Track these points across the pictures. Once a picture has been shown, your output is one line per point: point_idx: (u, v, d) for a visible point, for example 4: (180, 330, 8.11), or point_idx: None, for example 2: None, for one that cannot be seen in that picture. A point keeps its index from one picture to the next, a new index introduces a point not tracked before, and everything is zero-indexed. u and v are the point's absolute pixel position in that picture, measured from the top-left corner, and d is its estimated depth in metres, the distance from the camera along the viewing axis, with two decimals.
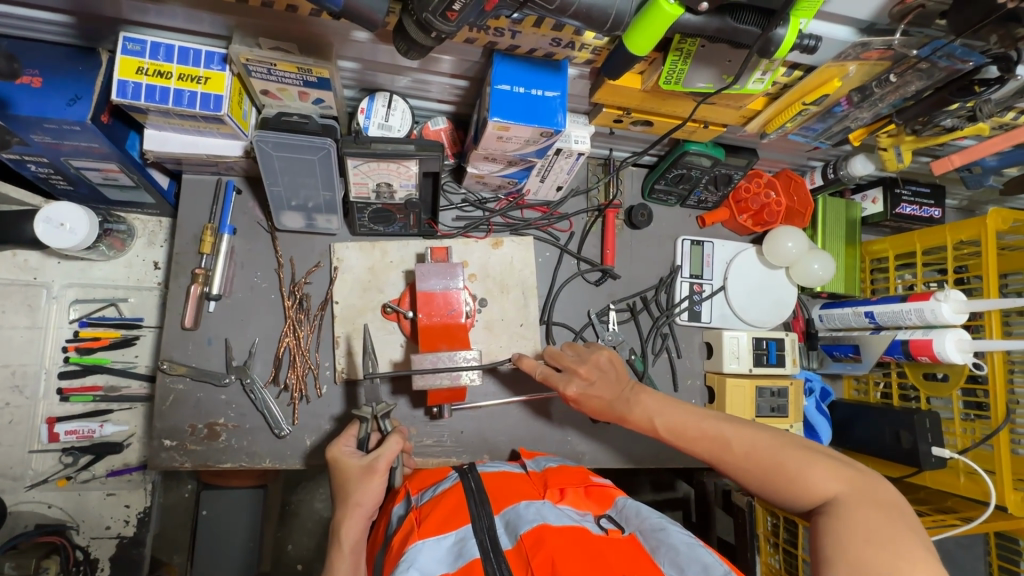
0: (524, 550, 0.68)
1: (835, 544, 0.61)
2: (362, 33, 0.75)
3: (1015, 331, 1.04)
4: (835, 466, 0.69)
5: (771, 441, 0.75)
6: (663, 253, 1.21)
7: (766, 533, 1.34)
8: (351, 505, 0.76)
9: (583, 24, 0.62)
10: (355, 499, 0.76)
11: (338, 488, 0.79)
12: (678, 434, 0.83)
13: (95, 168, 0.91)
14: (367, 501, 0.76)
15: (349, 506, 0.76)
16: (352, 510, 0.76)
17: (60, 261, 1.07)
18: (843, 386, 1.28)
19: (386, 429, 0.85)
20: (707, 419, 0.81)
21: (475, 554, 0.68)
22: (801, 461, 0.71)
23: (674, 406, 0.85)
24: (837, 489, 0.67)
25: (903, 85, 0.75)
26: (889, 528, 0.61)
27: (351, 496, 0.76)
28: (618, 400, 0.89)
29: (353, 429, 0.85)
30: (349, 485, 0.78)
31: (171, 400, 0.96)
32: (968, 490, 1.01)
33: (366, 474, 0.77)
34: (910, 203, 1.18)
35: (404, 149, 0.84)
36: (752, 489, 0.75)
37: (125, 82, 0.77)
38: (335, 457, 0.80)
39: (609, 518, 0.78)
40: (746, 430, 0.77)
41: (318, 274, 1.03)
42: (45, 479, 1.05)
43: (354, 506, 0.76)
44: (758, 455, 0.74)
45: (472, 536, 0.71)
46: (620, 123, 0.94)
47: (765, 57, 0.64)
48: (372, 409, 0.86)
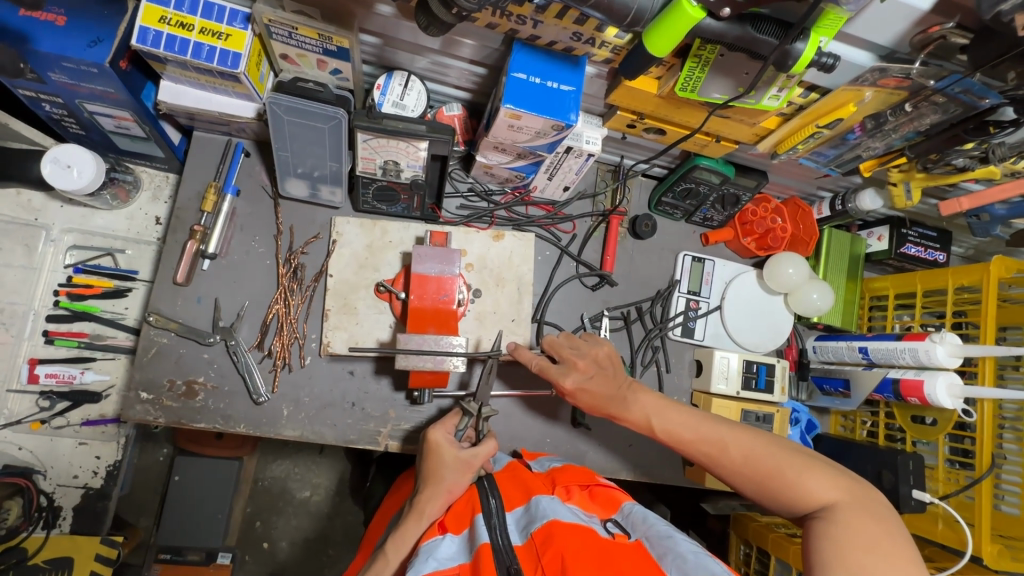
0: (535, 547, 0.70)
1: (835, 551, 0.63)
2: (386, 7, 0.76)
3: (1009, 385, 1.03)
4: (833, 474, 0.70)
5: (770, 444, 0.75)
6: (663, 267, 1.21)
7: (738, 561, 1.33)
8: (442, 489, 0.83)
9: (603, 16, 0.62)
10: (447, 485, 0.83)
11: (427, 469, 0.86)
12: (673, 438, 0.82)
13: (108, 114, 0.92)
14: (457, 489, 0.84)
15: (439, 490, 0.82)
16: (439, 494, 0.82)
17: (62, 206, 1.07)
18: (830, 421, 1.27)
19: (482, 431, 0.93)
20: (703, 421, 0.81)
21: (484, 539, 0.72)
22: (801, 466, 0.71)
23: (672, 409, 0.84)
24: (835, 496, 0.68)
25: (918, 117, 0.75)
26: (887, 538, 0.62)
27: (445, 481, 0.83)
28: (616, 398, 0.88)
29: (453, 420, 0.93)
30: (442, 471, 0.85)
31: (153, 353, 0.95)
32: (945, 537, 0.99)
33: (462, 466, 0.85)
34: (915, 244, 1.18)
35: (415, 129, 0.85)
36: (747, 490, 0.75)
37: (146, 29, 0.77)
38: (436, 441, 0.88)
39: (615, 523, 0.79)
40: (743, 433, 0.77)
41: (315, 245, 1.03)
42: (18, 421, 1.03)
43: (439, 486, 0.83)
44: (756, 459, 0.74)
45: (485, 526, 0.74)
46: (633, 129, 0.95)
47: (781, 70, 0.64)
48: (477, 407, 0.94)
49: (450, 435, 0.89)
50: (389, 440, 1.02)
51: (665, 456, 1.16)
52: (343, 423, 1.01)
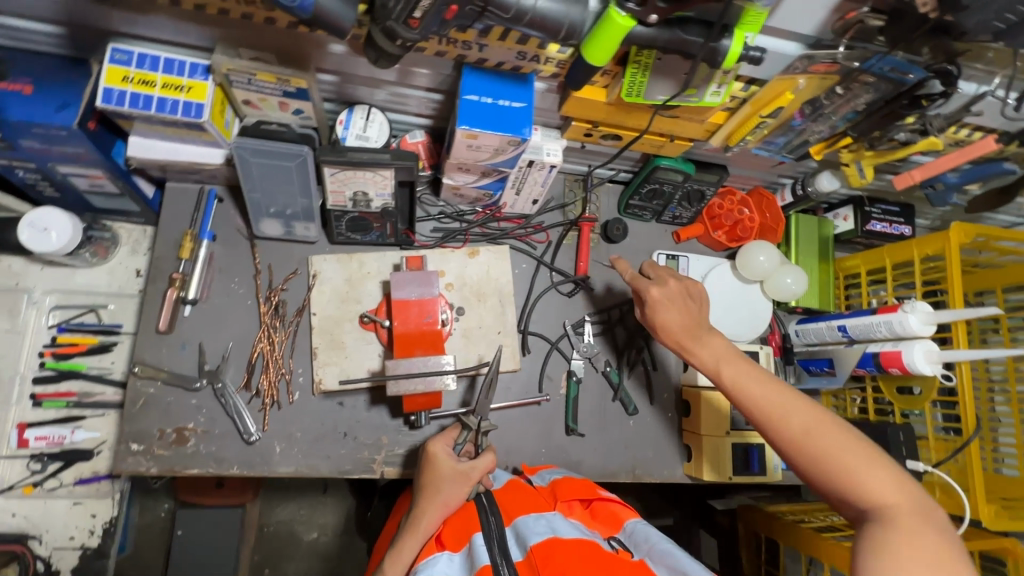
0: (533, 561, 0.70)
1: (887, 563, 0.60)
2: (338, 45, 0.79)
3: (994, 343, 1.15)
4: (888, 464, 0.67)
5: (835, 428, 0.70)
6: (639, 267, 1.23)
7: (749, 555, 1.31)
8: (439, 503, 0.83)
9: (539, 33, 0.64)
10: (444, 498, 0.84)
11: (424, 479, 0.87)
12: (735, 386, 0.80)
13: (81, 174, 0.95)
14: (453, 503, 0.84)
15: (436, 503, 0.83)
16: (434, 507, 0.83)
17: (42, 267, 1.09)
18: (822, 403, 1.27)
19: (480, 445, 0.94)
20: (768, 386, 0.77)
21: (483, 560, 0.71)
22: (861, 459, 0.67)
23: (738, 363, 0.81)
24: (893, 498, 0.65)
25: (852, 98, 0.79)
26: (943, 554, 0.59)
27: (442, 493, 0.84)
28: (684, 334, 0.88)
29: (453, 433, 0.94)
30: (440, 484, 0.85)
31: (141, 403, 0.95)
32: (944, 504, 0.99)
33: (459, 478, 0.86)
34: (880, 220, 1.21)
35: (380, 158, 0.89)
36: (796, 465, 0.73)
37: (110, 89, 0.80)
38: (433, 453, 0.89)
39: (616, 541, 0.81)
40: (805, 409, 0.73)
41: (295, 281, 1.05)
42: (10, 486, 1.03)
43: (437, 497, 0.84)
44: (816, 436, 0.70)
45: (483, 543, 0.75)
46: (590, 137, 0.98)
47: (713, 66, 0.68)
48: (476, 422, 0.94)
49: (451, 446, 0.90)
50: (384, 467, 1.02)
51: (662, 455, 1.16)
52: (337, 455, 1.01)
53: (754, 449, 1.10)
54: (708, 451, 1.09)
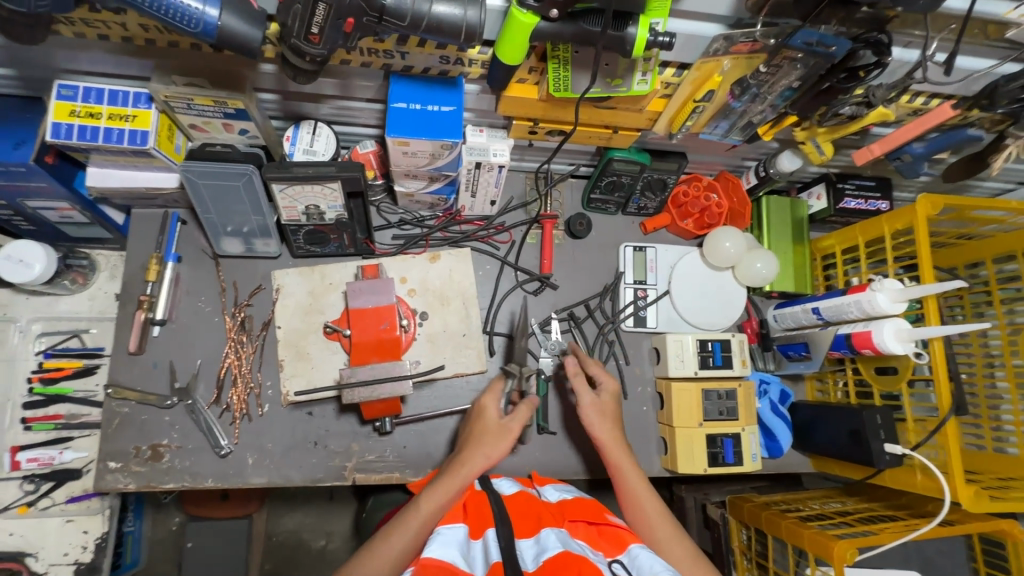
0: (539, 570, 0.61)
1: None
2: (268, 65, 0.81)
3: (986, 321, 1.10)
4: None
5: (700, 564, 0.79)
6: (607, 261, 1.22)
7: (740, 547, 1.28)
8: (482, 453, 0.83)
9: (439, 39, 0.64)
10: (488, 449, 0.84)
11: (472, 436, 0.87)
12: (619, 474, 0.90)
13: (49, 207, 0.99)
14: (496, 455, 0.84)
15: (480, 452, 0.83)
16: (480, 453, 0.83)
17: (27, 297, 1.14)
18: (806, 388, 1.23)
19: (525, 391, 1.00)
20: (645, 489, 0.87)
21: (496, 560, 0.64)
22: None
23: (628, 460, 0.92)
24: None
25: (782, 76, 0.76)
26: None
27: (487, 445, 0.84)
28: (593, 412, 0.97)
29: (498, 384, 0.96)
30: (485, 436, 0.86)
31: (116, 423, 0.99)
32: (925, 487, 0.95)
33: (500, 433, 0.87)
34: (855, 197, 1.17)
35: (324, 171, 0.90)
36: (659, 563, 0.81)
37: (59, 124, 0.84)
38: (482, 405, 0.91)
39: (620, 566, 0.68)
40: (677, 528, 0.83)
41: (260, 296, 1.07)
42: (6, 507, 1.07)
43: (489, 452, 0.84)
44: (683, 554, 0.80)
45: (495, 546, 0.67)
46: (536, 135, 0.98)
47: (624, 55, 0.67)
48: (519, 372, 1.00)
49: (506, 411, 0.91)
50: (355, 474, 1.03)
51: (638, 449, 1.15)
52: (308, 465, 1.03)
53: (729, 440, 1.07)
54: (681, 444, 1.08)
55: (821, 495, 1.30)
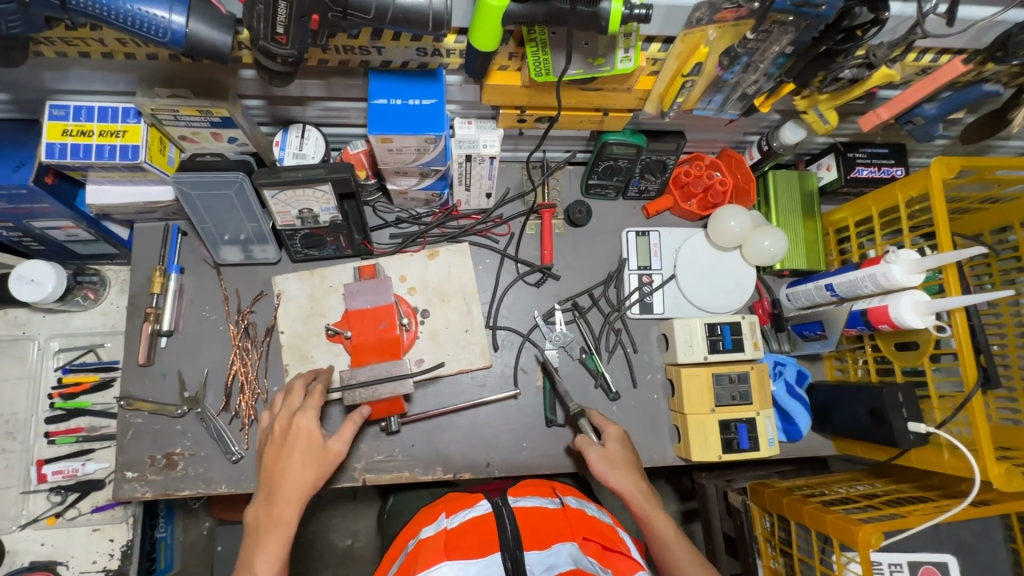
0: None
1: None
2: (248, 70, 0.81)
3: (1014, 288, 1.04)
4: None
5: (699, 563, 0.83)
6: (609, 248, 1.20)
7: (764, 535, 1.25)
8: (279, 457, 0.82)
9: (407, 29, 0.62)
10: (286, 452, 0.82)
11: (278, 459, 0.82)
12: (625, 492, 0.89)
13: (55, 227, 1.02)
14: (293, 459, 0.82)
15: (278, 456, 0.82)
16: (285, 453, 0.82)
17: (44, 315, 1.18)
18: (825, 367, 1.19)
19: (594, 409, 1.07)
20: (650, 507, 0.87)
21: None
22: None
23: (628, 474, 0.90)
24: None
25: (772, 42, 0.72)
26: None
27: (292, 449, 0.82)
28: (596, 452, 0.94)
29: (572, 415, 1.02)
30: (294, 440, 0.83)
31: (130, 434, 1.01)
32: (953, 466, 0.90)
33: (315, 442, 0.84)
34: (867, 165, 1.12)
35: (312, 174, 0.90)
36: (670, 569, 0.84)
37: (52, 144, 0.85)
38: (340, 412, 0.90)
39: None
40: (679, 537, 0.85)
41: (262, 302, 1.08)
42: (35, 519, 1.11)
43: (296, 487, 0.80)
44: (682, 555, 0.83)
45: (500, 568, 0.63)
46: (525, 123, 0.96)
47: (600, 32, 0.64)
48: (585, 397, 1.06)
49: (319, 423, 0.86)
50: (365, 475, 1.03)
51: (650, 438, 1.12)
52: None
53: (743, 425, 1.04)
54: (693, 430, 1.05)
55: (847, 478, 1.25)
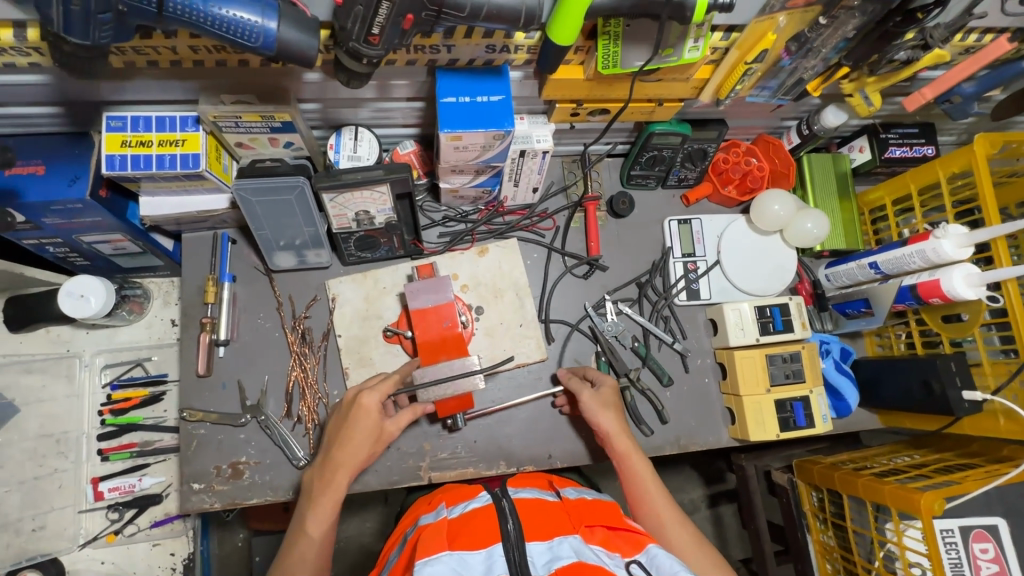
0: None
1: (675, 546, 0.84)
2: (312, 73, 0.81)
3: None
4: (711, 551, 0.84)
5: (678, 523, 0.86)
6: (652, 237, 1.22)
7: (813, 510, 1.28)
8: (341, 441, 0.85)
9: (498, 25, 0.63)
10: (349, 441, 0.85)
11: (341, 431, 0.86)
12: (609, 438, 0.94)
13: (104, 240, 1.01)
14: (355, 448, 0.85)
15: (340, 441, 0.85)
16: (343, 445, 0.85)
17: (88, 331, 1.16)
18: (865, 344, 1.22)
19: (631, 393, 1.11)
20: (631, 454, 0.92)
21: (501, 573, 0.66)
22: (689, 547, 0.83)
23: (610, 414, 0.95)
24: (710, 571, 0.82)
25: (840, 26, 0.74)
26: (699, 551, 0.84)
27: (351, 438, 0.85)
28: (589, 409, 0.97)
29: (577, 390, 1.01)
30: (353, 427, 0.86)
31: (195, 445, 1.00)
32: (1010, 431, 0.94)
33: (375, 431, 0.87)
34: (899, 145, 1.15)
35: (372, 175, 0.90)
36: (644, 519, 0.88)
37: (112, 156, 0.84)
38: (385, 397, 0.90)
39: (639, 565, 0.68)
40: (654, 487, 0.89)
41: (316, 307, 1.08)
42: (95, 537, 1.10)
43: (349, 460, 0.85)
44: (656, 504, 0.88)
45: (501, 555, 0.69)
46: (577, 116, 0.97)
47: (682, 23, 0.66)
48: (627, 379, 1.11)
49: (382, 401, 0.87)
50: (430, 473, 1.04)
51: (705, 422, 1.14)
52: (384, 468, 1.04)
53: (798, 403, 1.07)
54: (750, 411, 1.07)
55: (888, 450, 1.29)
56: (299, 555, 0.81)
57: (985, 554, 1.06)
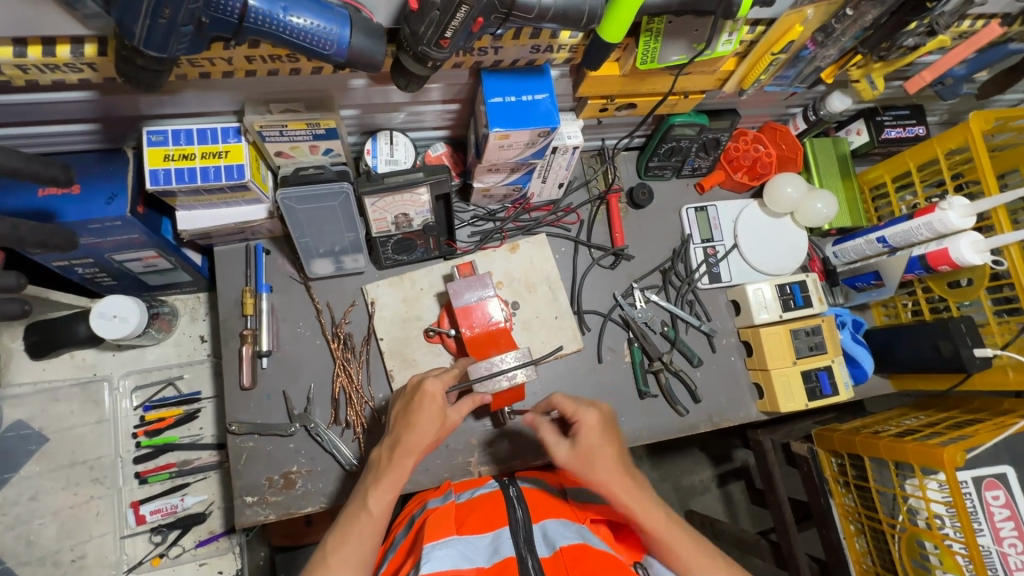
0: (561, 560, 0.70)
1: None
2: (358, 80, 0.82)
3: None
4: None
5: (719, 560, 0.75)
6: (671, 226, 1.26)
7: (834, 475, 1.35)
8: (410, 426, 0.82)
9: (561, 25, 0.66)
10: (418, 426, 0.82)
11: (407, 414, 0.83)
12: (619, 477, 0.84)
13: (135, 258, 0.99)
14: (425, 432, 0.82)
15: (408, 425, 0.82)
16: (411, 430, 0.81)
17: (115, 354, 1.14)
18: (873, 315, 1.30)
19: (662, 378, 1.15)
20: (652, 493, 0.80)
21: (509, 552, 0.73)
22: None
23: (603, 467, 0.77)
24: None
25: (860, 17, 0.80)
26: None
27: (419, 423, 0.82)
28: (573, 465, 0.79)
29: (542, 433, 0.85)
30: (421, 411, 0.83)
31: (245, 458, 1.00)
32: (1019, 382, 1.02)
33: (441, 416, 0.84)
34: (894, 127, 1.23)
35: (414, 177, 0.92)
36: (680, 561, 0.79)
37: (155, 170, 0.83)
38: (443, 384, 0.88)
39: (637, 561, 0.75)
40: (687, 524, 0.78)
41: (355, 312, 1.09)
42: (139, 562, 1.08)
43: (418, 442, 0.81)
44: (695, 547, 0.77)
45: (509, 537, 0.76)
46: (605, 112, 1.01)
47: (728, 19, 0.70)
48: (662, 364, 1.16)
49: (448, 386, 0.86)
50: (481, 467, 1.06)
51: (734, 398, 1.20)
52: (436, 466, 1.05)
53: (823, 373, 1.13)
54: (779, 384, 1.13)
55: (896, 414, 1.36)
56: (355, 533, 0.75)
57: (997, 501, 1.15)
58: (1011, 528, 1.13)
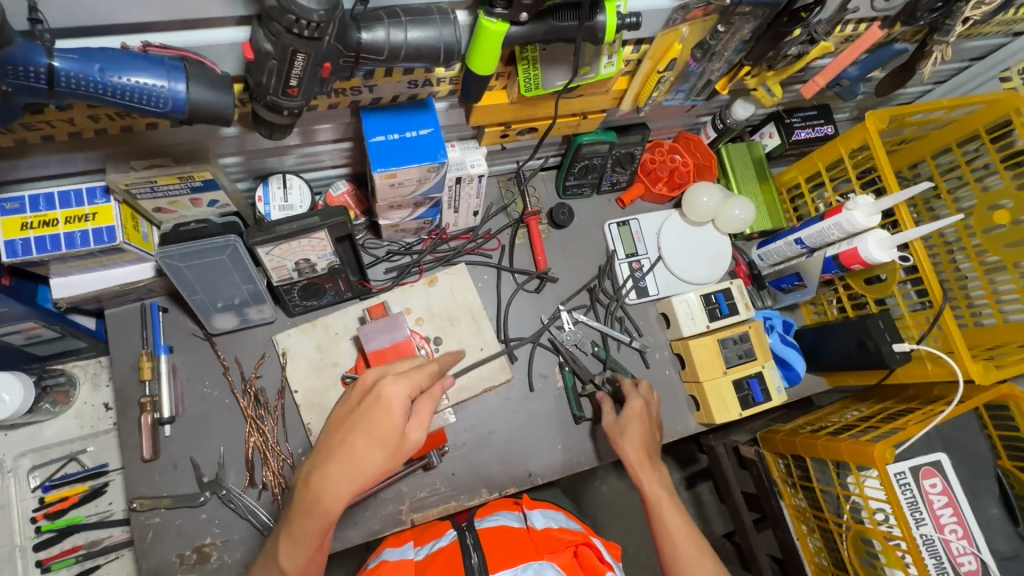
0: None
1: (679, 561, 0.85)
2: (229, 128, 0.78)
3: (941, 213, 1.22)
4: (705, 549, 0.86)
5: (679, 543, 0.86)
6: (595, 243, 1.25)
7: (782, 476, 1.34)
8: (345, 458, 0.68)
9: (419, 64, 0.63)
10: (357, 459, 0.67)
11: (352, 428, 0.69)
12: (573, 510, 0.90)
13: (12, 331, 0.89)
14: (368, 464, 0.67)
15: (343, 458, 0.68)
16: (348, 461, 0.67)
17: (6, 433, 1.05)
18: (803, 314, 1.31)
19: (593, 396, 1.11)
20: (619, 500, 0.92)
21: None
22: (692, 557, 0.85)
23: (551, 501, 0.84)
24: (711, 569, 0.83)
25: (736, 31, 0.79)
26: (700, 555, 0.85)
27: (355, 454, 0.67)
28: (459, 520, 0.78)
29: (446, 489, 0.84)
30: (365, 440, 0.67)
31: (151, 536, 0.92)
32: (937, 373, 1.03)
33: (393, 444, 0.68)
34: (803, 128, 1.24)
35: (309, 223, 0.87)
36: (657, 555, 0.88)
37: (12, 241, 0.77)
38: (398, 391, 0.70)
39: None
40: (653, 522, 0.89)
41: (266, 365, 1.03)
42: None
43: (354, 479, 0.67)
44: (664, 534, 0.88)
45: None
46: (507, 137, 0.98)
47: (595, 43, 0.69)
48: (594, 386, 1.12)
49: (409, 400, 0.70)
50: (412, 515, 1.01)
51: (672, 411, 1.18)
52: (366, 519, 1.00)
53: (753, 380, 1.13)
54: (711, 395, 1.12)
55: (838, 407, 1.37)
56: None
57: (934, 489, 1.16)
58: (950, 514, 1.15)
